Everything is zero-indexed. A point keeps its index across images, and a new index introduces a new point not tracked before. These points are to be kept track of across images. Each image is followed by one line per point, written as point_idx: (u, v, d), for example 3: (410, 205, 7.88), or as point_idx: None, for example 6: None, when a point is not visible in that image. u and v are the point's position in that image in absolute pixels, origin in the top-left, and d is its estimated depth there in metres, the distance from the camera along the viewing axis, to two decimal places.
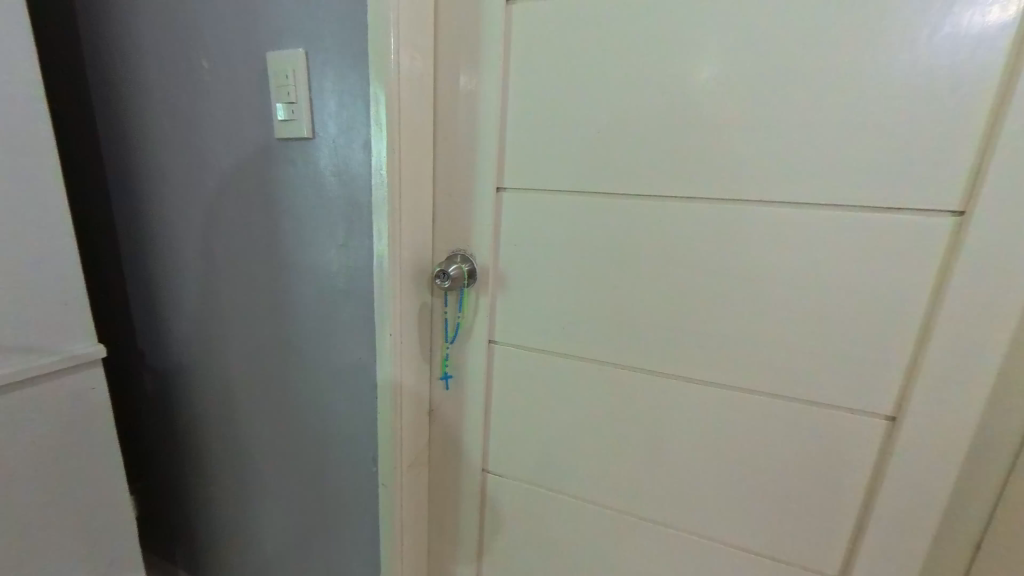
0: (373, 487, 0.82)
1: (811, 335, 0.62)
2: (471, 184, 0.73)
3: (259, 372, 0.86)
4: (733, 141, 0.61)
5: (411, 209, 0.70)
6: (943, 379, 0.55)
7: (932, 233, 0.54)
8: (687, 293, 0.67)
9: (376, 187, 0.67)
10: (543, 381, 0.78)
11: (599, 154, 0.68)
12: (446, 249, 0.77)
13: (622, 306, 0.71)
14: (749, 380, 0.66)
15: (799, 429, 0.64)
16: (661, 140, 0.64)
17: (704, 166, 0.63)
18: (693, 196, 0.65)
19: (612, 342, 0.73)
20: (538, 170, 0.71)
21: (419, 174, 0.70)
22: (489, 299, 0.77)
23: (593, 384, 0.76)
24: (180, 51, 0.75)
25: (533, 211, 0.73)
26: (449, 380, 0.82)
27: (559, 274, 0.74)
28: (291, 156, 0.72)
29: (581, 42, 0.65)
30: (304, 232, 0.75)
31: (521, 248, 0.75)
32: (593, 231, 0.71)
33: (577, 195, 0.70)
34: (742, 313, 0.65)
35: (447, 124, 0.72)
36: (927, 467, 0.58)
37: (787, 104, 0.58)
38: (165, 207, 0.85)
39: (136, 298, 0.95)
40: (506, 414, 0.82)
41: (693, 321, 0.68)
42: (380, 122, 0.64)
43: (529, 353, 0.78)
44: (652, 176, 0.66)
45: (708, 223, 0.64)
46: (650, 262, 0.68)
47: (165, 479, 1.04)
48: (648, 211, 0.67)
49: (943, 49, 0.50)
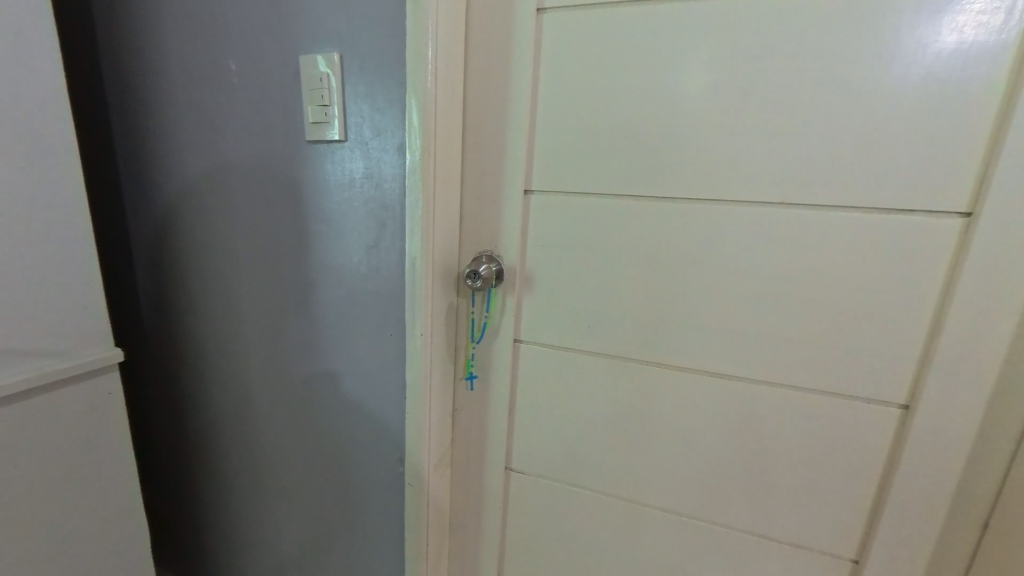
0: (398, 487, 0.82)
1: (829, 330, 0.65)
2: (499, 187, 0.75)
3: (279, 372, 0.86)
4: (756, 146, 0.64)
5: (443, 211, 0.71)
6: (953, 369, 0.59)
7: (942, 233, 0.58)
8: (711, 292, 0.70)
9: (410, 189, 0.68)
10: (568, 380, 0.80)
11: (626, 158, 0.70)
12: (473, 250, 0.78)
13: (647, 305, 0.74)
14: (770, 374, 0.69)
15: (818, 420, 0.68)
16: (687, 145, 0.67)
17: (728, 169, 0.66)
18: (717, 198, 0.67)
19: (637, 340, 0.75)
20: (565, 173, 0.74)
21: (450, 177, 0.72)
22: (516, 300, 0.79)
23: (619, 382, 0.77)
24: (206, 54, 0.76)
25: (561, 213, 0.75)
26: (474, 380, 0.83)
27: (585, 274, 0.76)
28: (321, 157, 0.72)
29: (609, 51, 0.68)
30: (332, 232, 0.75)
31: (548, 250, 0.77)
32: (620, 232, 0.73)
33: (603, 197, 0.73)
34: (763, 310, 0.68)
35: (476, 128, 0.74)
36: (938, 452, 0.62)
37: (807, 112, 0.61)
38: (185, 207, 0.85)
39: (152, 300, 0.94)
40: (531, 413, 0.83)
41: (717, 318, 0.71)
42: (415, 125, 0.66)
43: (555, 352, 0.80)
44: (678, 180, 0.69)
45: (731, 223, 0.67)
46: (674, 262, 0.71)
47: (177, 486, 1.03)
48: (673, 212, 0.70)
49: (951, 64, 0.55)
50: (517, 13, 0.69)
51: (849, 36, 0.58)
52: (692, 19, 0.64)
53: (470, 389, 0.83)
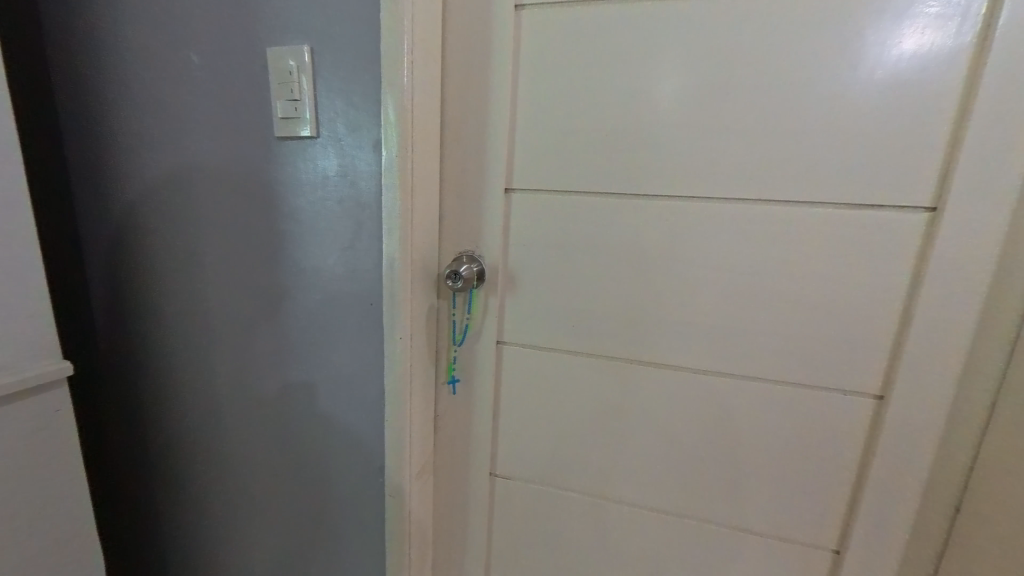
0: (379, 498, 0.79)
1: (807, 324, 0.66)
2: (479, 185, 0.74)
3: (249, 383, 0.81)
4: (737, 143, 0.65)
5: (422, 208, 0.69)
6: (924, 358, 0.61)
7: (909, 228, 0.60)
8: (694, 289, 0.70)
9: (387, 187, 0.66)
10: (553, 381, 0.79)
11: (608, 156, 0.70)
12: (454, 250, 0.76)
13: (631, 303, 0.73)
14: (751, 369, 0.70)
15: (799, 414, 0.69)
16: (667, 143, 0.67)
17: (709, 165, 0.67)
18: (698, 194, 0.68)
19: (621, 338, 0.75)
20: (546, 171, 0.73)
21: (429, 174, 0.70)
22: (499, 300, 0.77)
23: (604, 381, 0.77)
24: (166, 45, 0.71)
25: (542, 212, 0.74)
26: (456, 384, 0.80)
27: (568, 273, 0.75)
28: (292, 154, 0.69)
29: (588, 48, 0.68)
30: (305, 233, 0.72)
31: (530, 249, 0.75)
32: (602, 230, 0.72)
33: (585, 194, 0.72)
34: (746, 307, 0.69)
35: (455, 126, 0.73)
36: (910, 439, 0.64)
37: (781, 111, 0.62)
38: (144, 208, 0.79)
39: (108, 308, 0.88)
40: (516, 416, 0.81)
41: (699, 314, 0.71)
42: (392, 121, 0.64)
43: (539, 352, 0.78)
44: (661, 176, 0.69)
45: (712, 219, 0.68)
46: (657, 259, 0.71)
47: (138, 509, 0.95)
48: (654, 209, 0.70)
49: (913, 66, 0.57)
50: (495, 10, 0.69)
51: (821, 36, 0.59)
52: (670, 18, 0.64)
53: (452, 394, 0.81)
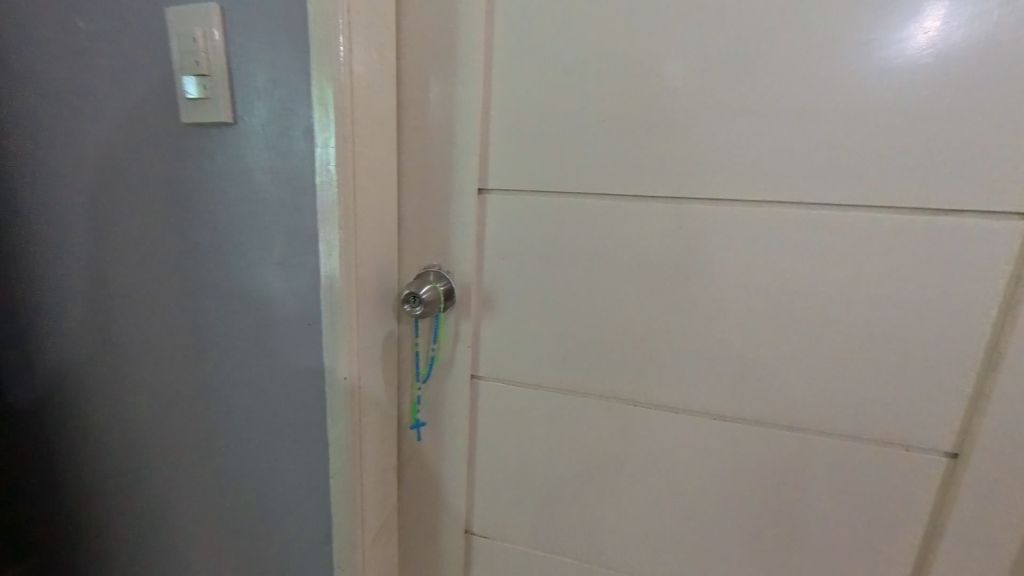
0: (327, 567, 0.64)
1: (856, 359, 0.53)
2: (444, 185, 0.60)
3: (172, 423, 0.67)
4: (766, 131, 0.51)
5: (371, 214, 0.55)
6: (1012, 406, 0.48)
7: (998, 239, 0.47)
8: (713, 314, 0.56)
9: (323, 188, 0.51)
10: (539, 423, 0.65)
11: (606, 147, 0.56)
12: (417, 265, 0.62)
13: (633, 329, 0.59)
14: (787, 415, 0.56)
15: (844, 469, 0.55)
16: (678, 130, 0.53)
17: (731, 159, 0.52)
18: (717, 195, 0.54)
19: (623, 374, 0.61)
20: (530, 167, 0.59)
21: (380, 171, 0.56)
22: (473, 326, 0.63)
23: (603, 425, 0.63)
24: (51, 12, 0.58)
25: (526, 218, 0.60)
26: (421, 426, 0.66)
27: (555, 293, 0.61)
28: (207, 148, 0.55)
29: (581, 11, 0.54)
30: (227, 245, 0.58)
31: (508, 262, 0.61)
32: (600, 240, 0.58)
33: (575, 196, 0.58)
34: (777, 337, 0.55)
35: (412, 111, 0.59)
36: (990, 506, 0.51)
37: (823, 89, 0.49)
38: (43, 213, 0.66)
39: (10, 334, 0.74)
40: (496, 464, 0.67)
41: (721, 346, 0.57)
42: (326, 102, 0.49)
43: (523, 389, 0.64)
44: (669, 172, 0.55)
45: (734, 227, 0.54)
46: (664, 277, 0.57)
47: (62, 563, 0.82)
48: (662, 215, 0.56)
49: (1008, 25, 0.43)
50: None
51: None
52: None
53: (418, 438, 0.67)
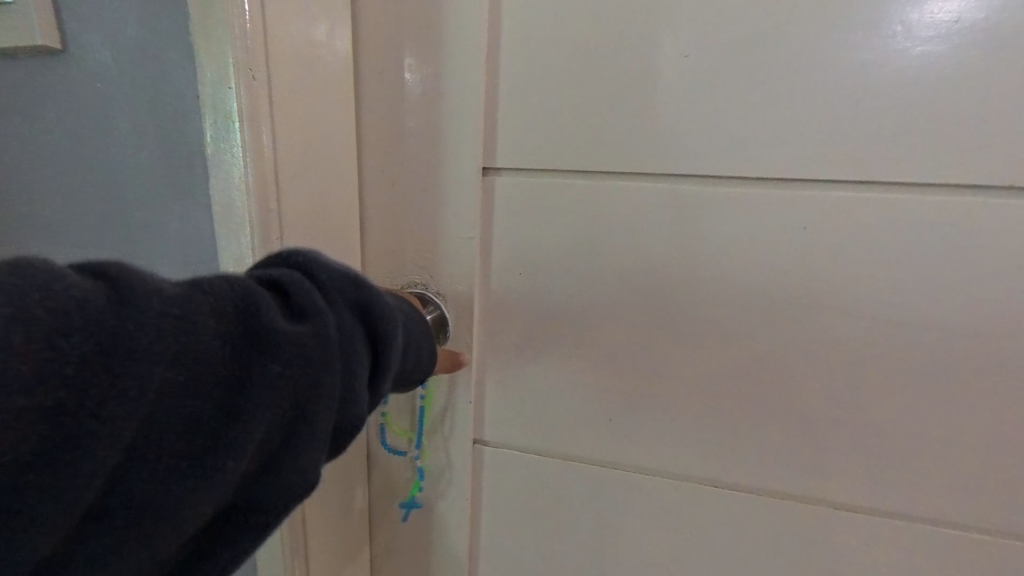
0: None
1: (1015, 420, 0.37)
2: (410, 164, 0.40)
3: None
4: (898, 77, 0.34)
5: (298, 206, 0.36)
6: None
7: None
8: (834, 358, 0.39)
9: (214, 150, 0.34)
10: (571, 500, 0.46)
11: (674, 105, 0.37)
12: (393, 282, 0.43)
13: (685, 371, 0.41)
14: (952, 509, 0.39)
15: (982, 569, 0.39)
16: (782, 78, 0.36)
17: (839, 122, 0.35)
18: (817, 178, 0.36)
19: (701, 441, 0.42)
20: (559, 137, 0.39)
21: (308, 139, 0.36)
22: (475, 368, 0.44)
23: (670, 510, 0.44)
24: None
25: (557, 214, 0.41)
26: (386, 490, 0.48)
27: (575, 319, 0.42)
28: (67, 109, 0.39)
29: None
30: (94, 241, 0.41)
31: (506, 277, 0.42)
32: (669, 248, 0.40)
33: (604, 180, 0.40)
34: (896, 386, 0.38)
35: (360, 51, 0.39)
36: None
37: (938, 28, 0.33)
38: None
39: None
40: (510, 553, 0.49)
41: (839, 401, 0.39)
42: (203, 13, 0.32)
43: (549, 453, 0.46)
44: (766, 141, 0.37)
45: (841, 227, 0.37)
46: (737, 302, 0.39)
47: None
48: (732, 208, 0.38)
49: None
50: None
51: None
52: None
53: (379, 504, 0.49)
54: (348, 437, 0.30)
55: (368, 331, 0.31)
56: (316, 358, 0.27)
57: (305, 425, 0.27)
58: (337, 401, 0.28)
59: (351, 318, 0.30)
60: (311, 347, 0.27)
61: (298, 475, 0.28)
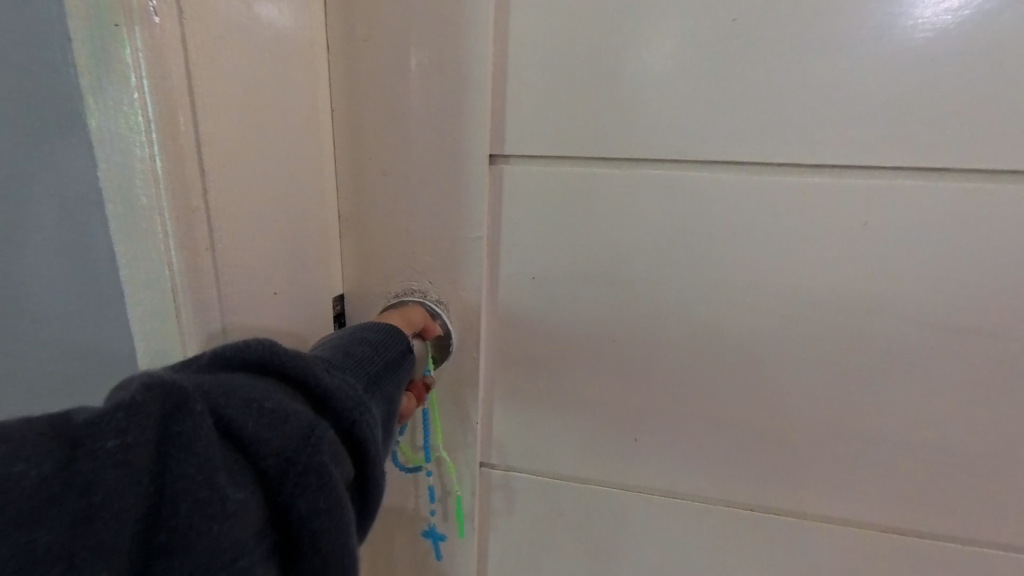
0: None
1: None
2: (396, 148, 0.32)
3: None
4: (1008, 37, 0.27)
5: (233, 204, 0.26)
6: None
7: None
8: (912, 375, 0.33)
9: (106, 118, 0.23)
10: (596, 537, 0.40)
11: (737, 71, 0.30)
12: (383, 286, 0.35)
13: (724, 399, 0.35)
14: None
15: None
16: (874, 36, 0.28)
17: (913, 98, 0.29)
18: (884, 168, 0.30)
19: (751, 468, 0.36)
20: (589, 109, 0.31)
21: (244, 110, 0.26)
22: (484, 387, 0.37)
23: (712, 546, 0.38)
24: None
25: (583, 205, 0.33)
26: (393, 514, 0.41)
27: (596, 338, 0.35)
28: None
29: None
30: None
31: (512, 288, 0.35)
32: (719, 243, 0.32)
33: (630, 169, 0.32)
34: (980, 409, 0.32)
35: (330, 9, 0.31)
36: None
37: None
38: None
39: None
40: None
41: (914, 424, 0.33)
42: None
43: (573, 486, 0.39)
44: (847, 117, 0.29)
45: (911, 226, 0.30)
46: (801, 309, 0.33)
47: None
48: (784, 202, 0.31)
49: None
50: None
51: None
52: None
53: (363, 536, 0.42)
54: (303, 479, 0.18)
55: (258, 356, 0.20)
56: (174, 400, 0.17)
57: (203, 494, 0.16)
58: (245, 452, 0.18)
59: (226, 359, 0.20)
60: (165, 389, 0.16)
61: (229, 566, 0.16)
